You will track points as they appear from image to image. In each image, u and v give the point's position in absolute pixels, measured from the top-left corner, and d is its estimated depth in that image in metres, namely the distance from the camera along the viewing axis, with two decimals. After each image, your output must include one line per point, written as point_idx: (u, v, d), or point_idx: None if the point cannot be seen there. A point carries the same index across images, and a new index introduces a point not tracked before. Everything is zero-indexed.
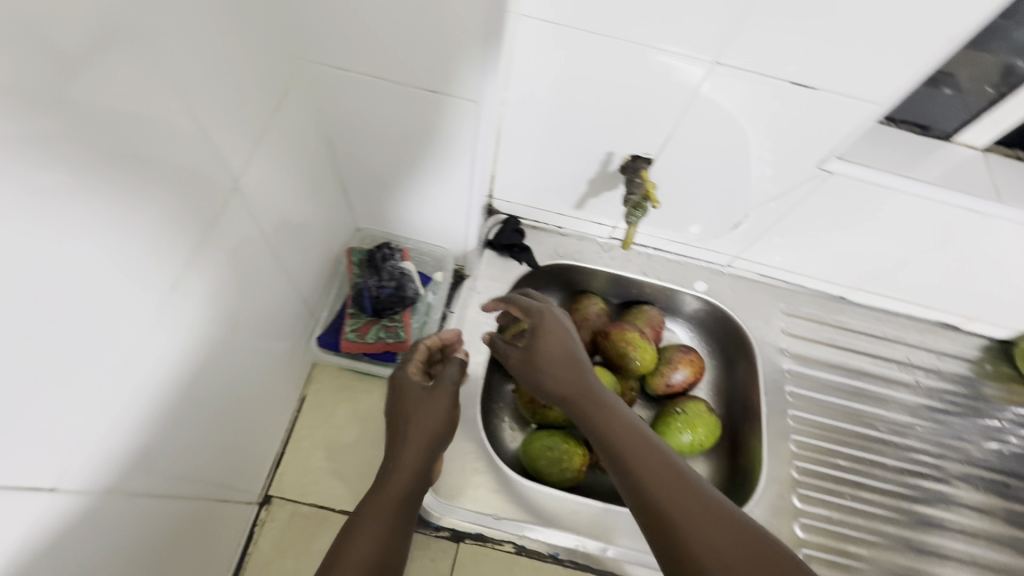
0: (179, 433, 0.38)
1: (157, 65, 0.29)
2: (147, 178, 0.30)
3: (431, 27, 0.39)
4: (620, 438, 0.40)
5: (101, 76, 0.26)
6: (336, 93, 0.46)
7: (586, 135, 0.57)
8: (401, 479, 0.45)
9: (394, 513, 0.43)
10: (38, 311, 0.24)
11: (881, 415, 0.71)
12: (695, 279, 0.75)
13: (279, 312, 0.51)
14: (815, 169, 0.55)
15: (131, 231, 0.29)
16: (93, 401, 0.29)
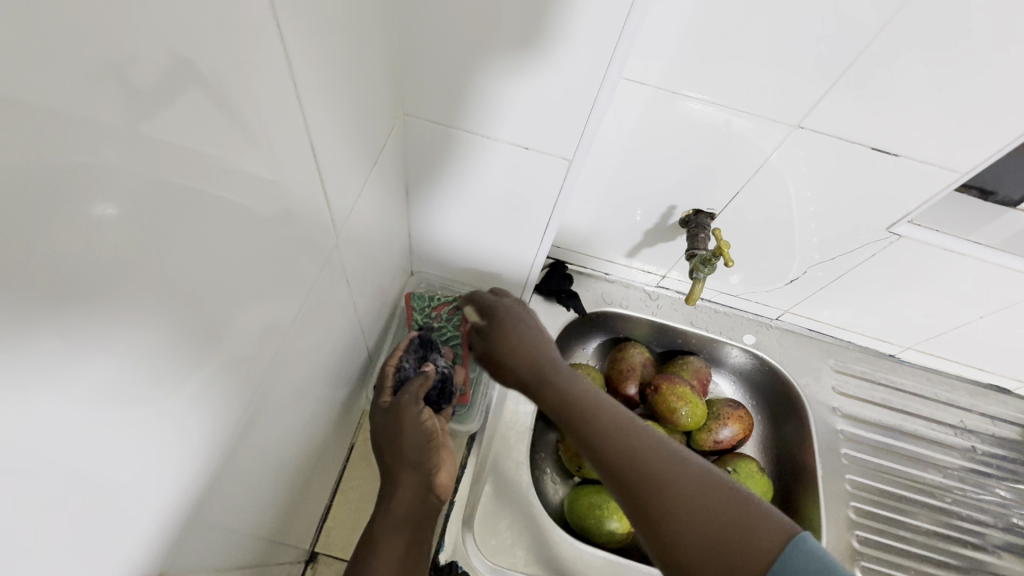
0: (254, 493, 0.35)
1: (239, 98, 0.22)
2: (218, 237, 0.23)
3: (541, 89, 0.39)
4: (601, 422, 0.38)
5: (176, 117, 0.19)
6: (425, 146, 0.47)
7: (651, 187, 0.57)
8: (407, 498, 0.43)
9: (407, 531, 0.43)
10: (89, 441, 0.18)
11: (938, 482, 0.68)
12: (743, 331, 0.74)
13: (348, 360, 0.49)
14: (883, 232, 0.55)
15: (192, 307, 0.22)
16: (146, 524, 0.23)
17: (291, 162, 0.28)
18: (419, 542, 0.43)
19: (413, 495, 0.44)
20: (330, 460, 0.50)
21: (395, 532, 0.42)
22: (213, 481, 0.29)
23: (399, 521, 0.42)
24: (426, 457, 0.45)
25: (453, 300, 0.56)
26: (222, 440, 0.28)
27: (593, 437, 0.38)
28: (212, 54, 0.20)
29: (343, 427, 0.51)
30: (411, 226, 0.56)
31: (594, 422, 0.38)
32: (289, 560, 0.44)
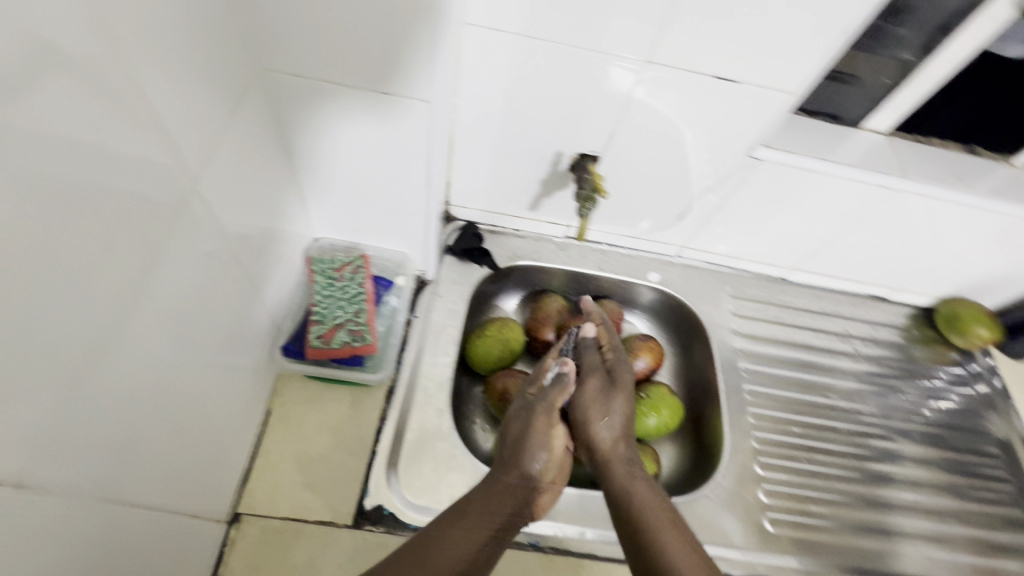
0: (157, 444, 0.37)
1: (82, 75, 0.25)
2: (81, 206, 0.26)
3: (387, 34, 0.41)
4: (662, 523, 0.52)
5: (27, 97, 0.22)
6: (294, 104, 0.47)
7: (535, 137, 0.61)
8: (478, 519, 0.52)
9: (470, 545, 0.50)
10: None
11: (827, 384, 0.75)
12: (648, 270, 0.79)
13: (249, 325, 0.50)
14: (745, 157, 0.60)
15: (65, 263, 0.26)
16: (43, 455, 0.27)
17: (153, 128, 0.31)
18: (482, 558, 0.50)
19: (500, 518, 0.53)
20: (242, 423, 0.51)
21: (454, 540, 0.49)
22: (100, 427, 0.31)
23: (455, 539, 0.49)
24: (530, 490, 0.57)
25: (354, 259, 0.57)
26: (111, 388, 0.31)
27: (651, 523, 0.52)
28: (59, 35, 0.24)
29: (254, 392, 0.52)
30: (304, 194, 0.57)
31: (657, 532, 0.51)
32: (202, 516, 0.46)
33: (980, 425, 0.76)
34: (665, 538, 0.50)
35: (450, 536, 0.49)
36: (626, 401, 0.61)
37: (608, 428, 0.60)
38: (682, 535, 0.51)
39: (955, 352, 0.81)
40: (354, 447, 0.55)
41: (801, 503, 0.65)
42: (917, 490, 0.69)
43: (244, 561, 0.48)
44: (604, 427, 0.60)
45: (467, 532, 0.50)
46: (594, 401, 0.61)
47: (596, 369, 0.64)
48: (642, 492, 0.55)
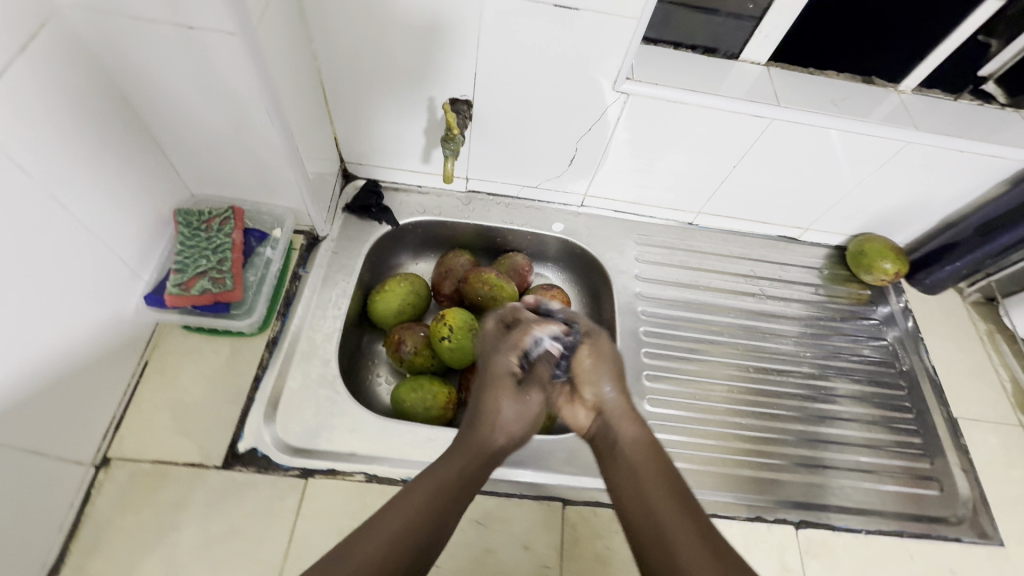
0: None
1: None
2: None
3: None
4: (643, 473, 0.46)
5: None
6: (104, 40, 0.44)
7: (404, 83, 0.61)
8: (455, 468, 0.45)
9: (441, 498, 0.43)
10: None
11: (731, 324, 0.76)
12: (553, 221, 0.79)
13: (108, 275, 0.51)
14: (614, 93, 0.61)
15: None
16: None
17: None
18: (455, 513, 0.43)
19: (480, 464, 0.47)
20: (108, 371, 0.52)
21: (425, 493, 0.42)
22: None
23: (424, 488, 0.42)
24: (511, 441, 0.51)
25: (223, 211, 0.57)
26: None
27: (640, 483, 0.45)
28: None
29: (122, 342, 0.53)
30: (167, 151, 0.55)
31: (642, 487, 0.45)
32: (64, 456, 0.47)
33: (888, 359, 0.76)
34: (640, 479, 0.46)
35: (422, 488, 0.43)
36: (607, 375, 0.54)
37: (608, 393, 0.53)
38: (670, 483, 0.45)
39: (867, 290, 0.81)
40: (230, 394, 0.56)
41: (685, 438, 0.65)
42: (815, 422, 0.69)
43: (111, 500, 0.49)
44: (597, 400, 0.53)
45: (442, 475, 0.44)
46: (588, 367, 0.54)
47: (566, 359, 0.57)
48: (632, 463, 0.47)
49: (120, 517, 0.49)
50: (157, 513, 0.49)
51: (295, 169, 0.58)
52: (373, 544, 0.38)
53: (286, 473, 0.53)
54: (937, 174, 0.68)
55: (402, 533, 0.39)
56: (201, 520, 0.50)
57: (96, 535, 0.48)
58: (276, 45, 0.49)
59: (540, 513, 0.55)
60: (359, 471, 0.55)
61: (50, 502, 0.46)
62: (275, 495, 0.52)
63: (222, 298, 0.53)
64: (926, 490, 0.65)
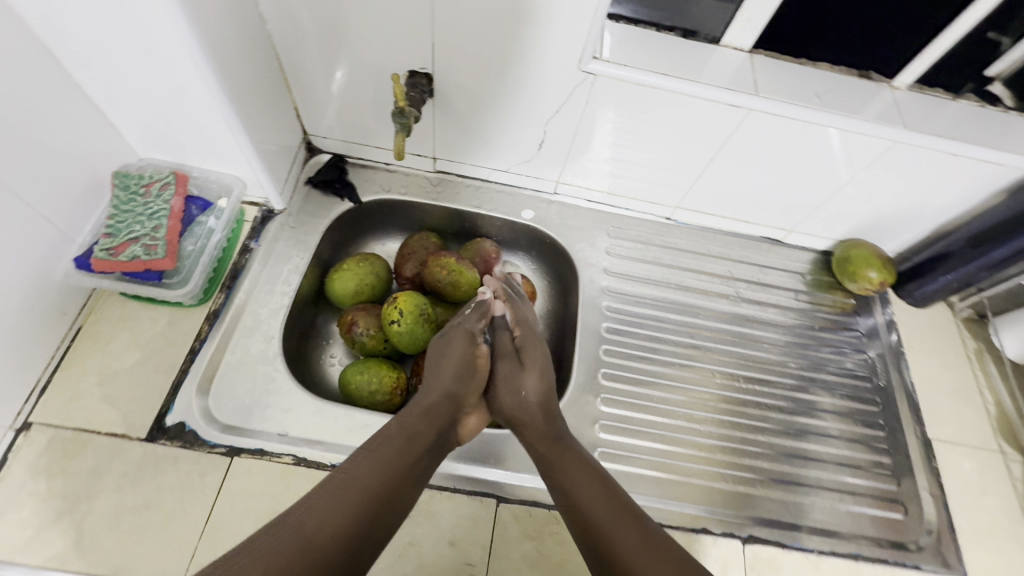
0: None
1: None
2: None
3: None
4: (573, 472, 0.50)
5: None
6: None
7: (362, 52, 0.59)
8: (406, 443, 0.49)
9: (395, 473, 0.47)
10: None
11: (701, 326, 0.72)
12: (523, 208, 0.76)
13: (34, 235, 0.50)
14: (581, 74, 0.57)
15: None
16: None
17: None
18: (409, 481, 0.48)
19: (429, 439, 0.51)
20: (33, 333, 0.51)
21: (380, 467, 0.47)
22: None
23: (380, 463, 0.47)
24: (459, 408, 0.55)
25: (165, 176, 0.55)
26: None
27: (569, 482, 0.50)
28: None
29: (50, 305, 0.52)
30: (105, 111, 0.54)
31: (573, 486, 0.49)
32: None
33: (866, 373, 0.72)
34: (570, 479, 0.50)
35: (377, 461, 0.47)
36: (538, 376, 0.57)
37: (531, 388, 0.57)
38: (589, 472, 0.50)
39: (851, 299, 0.77)
40: (163, 365, 0.55)
41: (636, 441, 0.62)
42: (780, 434, 0.66)
43: (27, 464, 0.48)
44: (519, 385, 0.57)
45: (395, 454, 0.48)
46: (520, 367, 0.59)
47: (504, 354, 0.61)
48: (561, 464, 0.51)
49: (34, 482, 0.48)
50: (72, 481, 0.48)
51: (238, 138, 0.56)
52: (335, 519, 0.43)
53: (211, 450, 0.52)
54: (928, 179, 0.64)
55: (357, 507, 0.44)
56: (117, 492, 0.48)
57: (7, 499, 0.47)
58: (209, 3, 0.46)
59: (472, 509, 0.52)
60: (287, 453, 0.53)
61: None
62: (195, 472, 0.50)
63: (151, 266, 0.51)
64: (889, 513, 0.62)
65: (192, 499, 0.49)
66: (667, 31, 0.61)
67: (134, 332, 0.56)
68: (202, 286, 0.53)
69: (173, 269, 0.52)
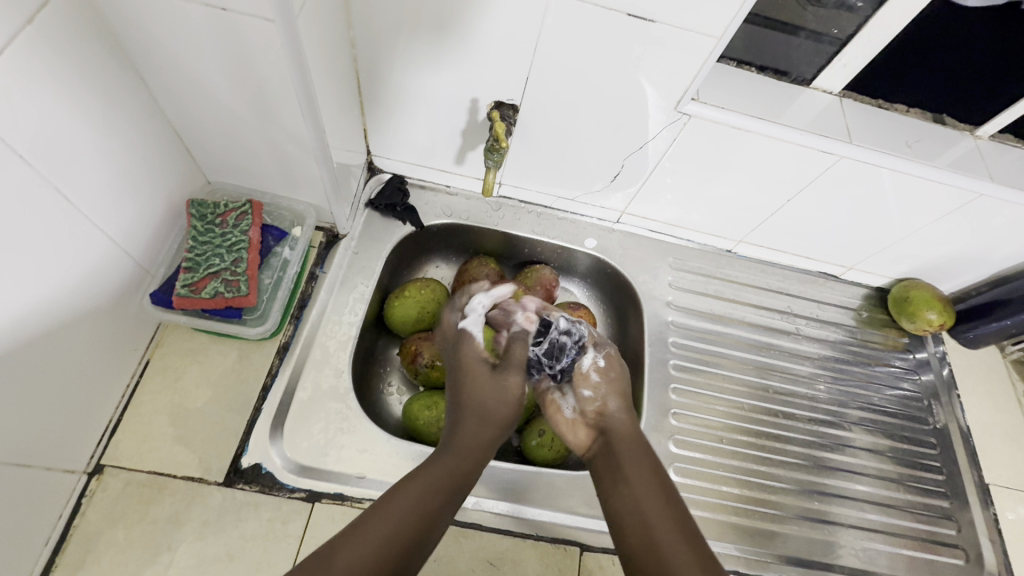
0: None
1: None
2: None
3: None
4: (652, 498, 0.45)
5: None
6: (122, 11, 0.39)
7: (450, 80, 0.57)
8: (438, 482, 0.44)
9: (427, 514, 0.42)
10: None
11: (763, 363, 0.72)
12: (586, 236, 0.74)
13: (113, 268, 0.47)
14: (675, 113, 0.56)
15: None
16: None
17: None
18: (439, 527, 0.43)
19: (454, 481, 0.45)
20: (104, 374, 0.48)
21: (410, 509, 0.41)
22: None
23: (416, 505, 0.42)
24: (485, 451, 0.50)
25: (242, 204, 0.53)
26: None
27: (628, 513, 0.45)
28: None
29: (121, 341, 0.49)
30: (182, 136, 0.51)
31: (643, 497, 0.45)
32: (53, 467, 0.44)
33: (922, 414, 0.72)
34: (640, 480, 0.47)
35: (412, 501, 0.42)
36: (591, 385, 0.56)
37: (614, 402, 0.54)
38: (660, 482, 0.46)
39: (905, 338, 0.77)
40: (235, 403, 0.52)
41: (708, 483, 0.62)
42: (847, 477, 0.66)
43: (101, 513, 0.46)
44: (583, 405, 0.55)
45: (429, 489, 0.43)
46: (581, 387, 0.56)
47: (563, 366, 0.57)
48: (634, 484, 0.46)
49: (111, 530, 0.46)
50: (151, 530, 0.46)
51: (318, 167, 0.53)
52: (366, 549, 0.38)
53: (290, 495, 0.49)
54: (1001, 230, 0.64)
55: (381, 549, 0.38)
56: (199, 540, 0.46)
57: (83, 550, 0.45)
58: (314, 31, 0.44)
59: (556, 559, 0.52)
60: (368, 499, 0.51)
61: (36, 515, 0.43)
62: (276, 520, 0.48)
63: (235, 304, 0.49)
64: (953, 559, 0.63)
65: (276, 546, 0.47)
66: (758, 71, 0.61)
67: (203, 366, 0.53)
68: (276, 320, 0.52)
69: (254, 306, 0.50)
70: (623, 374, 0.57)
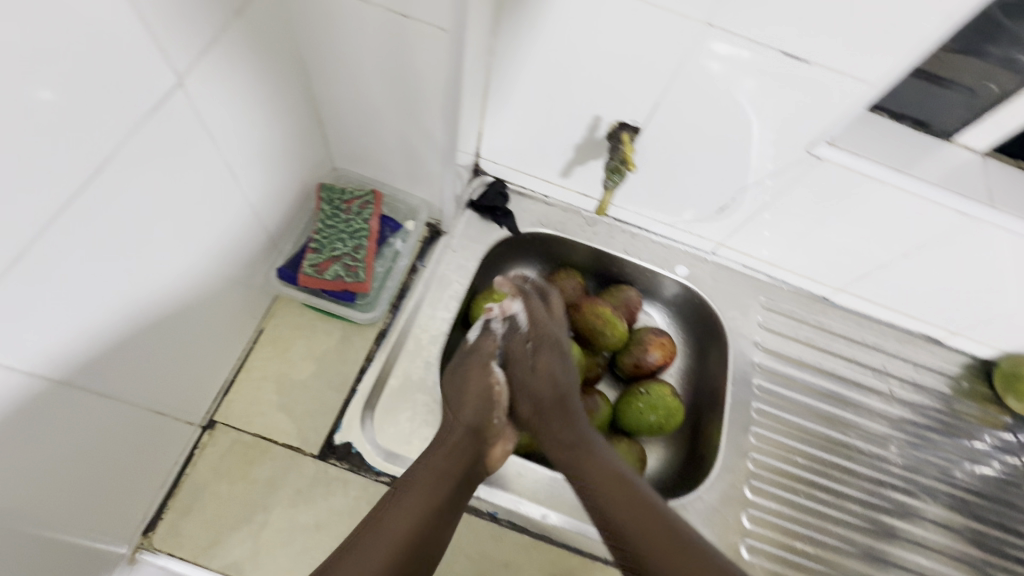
0: (102, 342, 0.36)
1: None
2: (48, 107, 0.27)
3: None
4: (614, 480, 0.47)
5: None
6: (308, 9, 0.42)
7: (577, 96, 0.57)
8: (433, 481, 0.46)
9: (426, 518, 0.44)
10: None
11: (848, 420, 0.69)
12: (677, 263, 0.73)
13: (249, 240, 0.51)
14: (805, 154, 0.54)
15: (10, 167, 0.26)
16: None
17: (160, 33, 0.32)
18: (445, 525, 0.45)
19: (451, 476, 0.47)
20: (228, 337, 0.52)
21: (407, 513, 0.44)
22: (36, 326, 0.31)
23: (413, 508, 0.44)
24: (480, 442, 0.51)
25: (366, 194, 0.56)
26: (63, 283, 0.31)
27: (597, 492, 0.47)
28: None
29: (244, 309, 0.53)
30: (323, 124, 0.54)
31: (599, 480, 0.47)
32: (177, 417, 0.48)
33: (1019, 502, 0.67)
34: (598, 463, 0.48)
35: (406, 507, 0.44)
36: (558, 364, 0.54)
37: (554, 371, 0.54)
38: (615, 462, 0.48)
39: (1007, 417, 0.72)
40: (334, 381, 0.55)
41: (780, 535, 0.60)
42: (927, 555, 0.62)
43: (210, 466, 0.49)
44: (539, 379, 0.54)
45: (427, 494, 0.45)
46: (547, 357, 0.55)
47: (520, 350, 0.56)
48: (593, 464, 0.48)
49: (216, 483, 0.49)
50: (251, 489, 0.49)
51: (444, 167, 0.55)
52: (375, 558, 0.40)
53: (376, 478, 0.51)
54: None
55: (395, 550, 0.41)
56: (291, 507, 0.49)
57: (191, 498, 0.48)
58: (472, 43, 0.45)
59: None
60: None
61: (158, 458, 0.46)
62: (363, 500, 0.50)
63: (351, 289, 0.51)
64: None
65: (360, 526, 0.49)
66: (896, 118, 0.58)
67: (309, 342, 0.56)
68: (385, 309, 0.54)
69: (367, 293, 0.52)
70: (557, 342, 0.56)
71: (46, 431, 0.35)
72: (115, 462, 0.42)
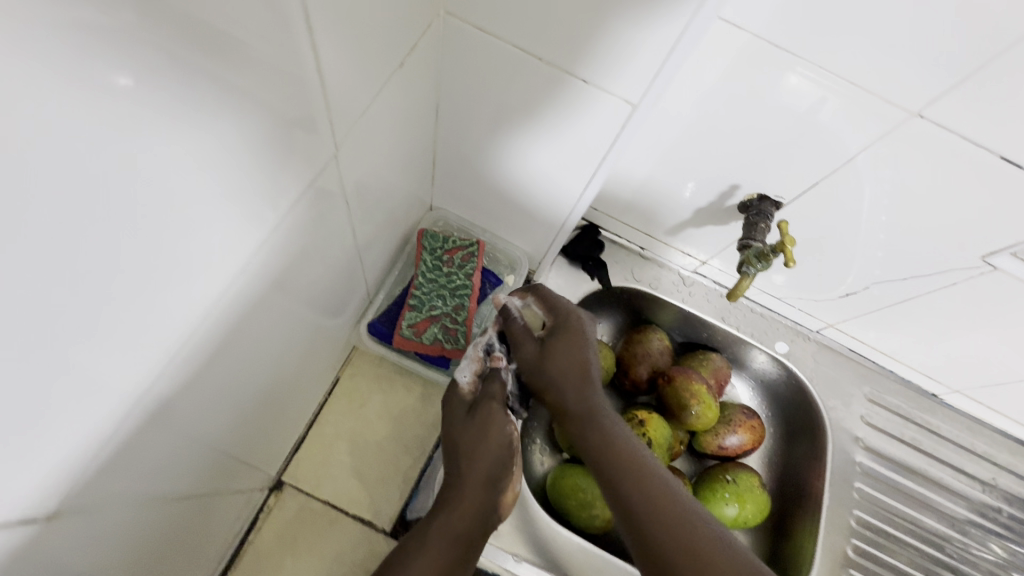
0: (200, 424, 0.32)
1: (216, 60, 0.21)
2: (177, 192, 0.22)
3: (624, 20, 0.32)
4: (634, 489, 0.38)
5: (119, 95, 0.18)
6: (468, 53, 0.39)
7: (716, 161, 0.50)
8: (447, 539, 0.40)
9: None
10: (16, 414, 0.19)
11: (951, 538, 0.62)
12: (777, 338, 0.67)
13: (342, 291, 0.46)
14: (975, 261, 0.48)
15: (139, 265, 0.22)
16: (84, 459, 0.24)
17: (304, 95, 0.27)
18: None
19: (469, 529, 0.41)
20: (307, 392, 0.47)
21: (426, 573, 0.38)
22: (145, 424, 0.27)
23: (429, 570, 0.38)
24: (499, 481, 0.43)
25: (469, 245, 0.52)
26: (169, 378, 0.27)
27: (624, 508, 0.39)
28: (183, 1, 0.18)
29: (325, 360, 0.49)
30: (437, 160, 0.50)
31: (620, 489, 0.39)
32: (244, 487, 0.42)
33: None
34: (611, 464, 0.40)
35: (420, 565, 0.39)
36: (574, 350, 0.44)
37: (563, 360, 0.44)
38: (637, 465, 0.40)
39: None
40: (410, 446, 0.50)
41: None
42: None
43: (275, 533, 0.45)
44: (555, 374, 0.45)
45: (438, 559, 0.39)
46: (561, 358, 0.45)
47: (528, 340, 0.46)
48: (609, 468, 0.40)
49: (281, 555, 0.45)
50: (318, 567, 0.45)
51: (566, 217, 0.51)
52: None
53: None
54: None
55: None
56: None
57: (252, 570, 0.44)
58: None
59: None
60: None
61: (219, 532, 0.41)
62: None
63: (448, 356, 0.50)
64: None
65: None
66: None
67: (386, 398, 0.52)
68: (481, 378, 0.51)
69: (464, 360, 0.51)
70: (580, 336, 0.45)
71: (145, 518, 0.31)
72: (185, 544, 0.37)
